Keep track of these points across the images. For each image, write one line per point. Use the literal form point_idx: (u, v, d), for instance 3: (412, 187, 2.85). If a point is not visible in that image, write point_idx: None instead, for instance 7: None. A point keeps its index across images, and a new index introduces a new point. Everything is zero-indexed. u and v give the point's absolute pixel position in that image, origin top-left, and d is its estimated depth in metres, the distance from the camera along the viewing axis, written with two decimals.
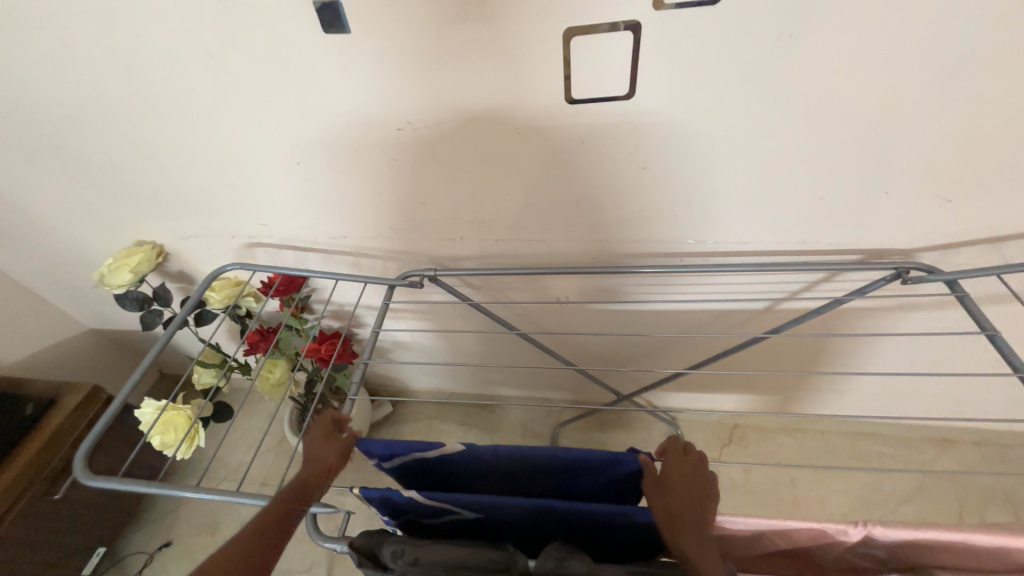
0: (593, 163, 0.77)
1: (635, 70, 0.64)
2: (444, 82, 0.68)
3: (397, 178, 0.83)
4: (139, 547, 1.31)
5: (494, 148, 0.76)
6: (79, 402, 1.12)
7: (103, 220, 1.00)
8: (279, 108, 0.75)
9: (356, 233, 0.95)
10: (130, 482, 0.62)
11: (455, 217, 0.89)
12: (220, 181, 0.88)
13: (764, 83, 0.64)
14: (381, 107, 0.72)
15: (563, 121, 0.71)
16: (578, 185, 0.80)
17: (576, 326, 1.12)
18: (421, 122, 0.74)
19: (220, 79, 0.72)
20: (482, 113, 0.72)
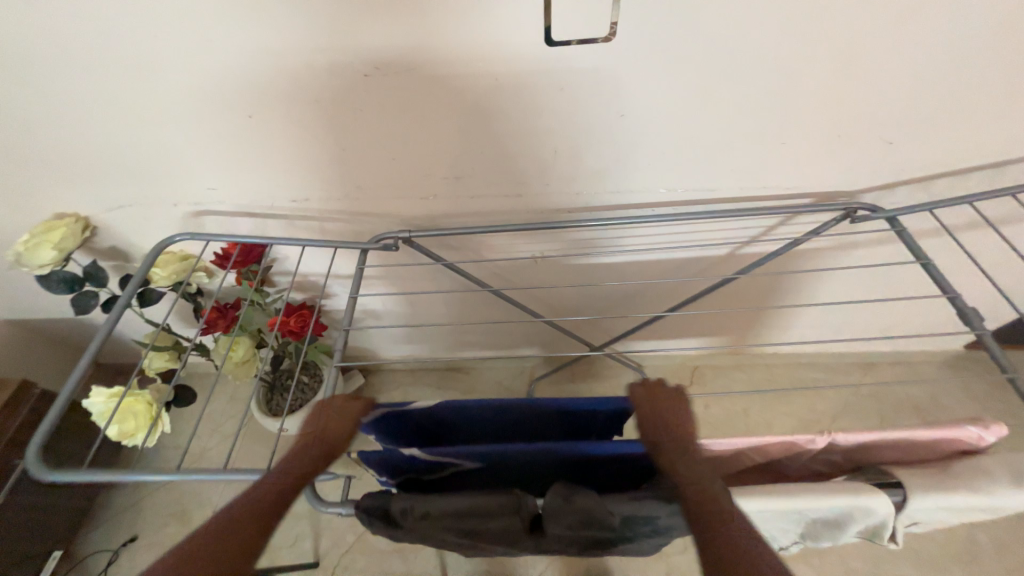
0: (569, 112, 0.75)
1: (616, 8, 0.62)
2: (414, 24, 0.63)
3: (363, 132, 0.77)
4: (100, 546, 1.22)
5: (468, 96, 0.72)
6: (6, 402, 1.01)
7: (9, 189, 0.86)
8: (222, 51, 0.66)
9: (320, 194, 0.88)
10: (95, 472, 0.57)
11: (426, 174, 0.85)
12: (155, 139, 0.78)
13: (740, 26, 0.65)
14: (343, 48, 0.65)
15: (541, 66, 0.68)
16: (555, 135, 0.79)
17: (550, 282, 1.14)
18: (387, 68, 0.68)
19: (144, 16, 0.61)
20: (455, 59, 0.67)
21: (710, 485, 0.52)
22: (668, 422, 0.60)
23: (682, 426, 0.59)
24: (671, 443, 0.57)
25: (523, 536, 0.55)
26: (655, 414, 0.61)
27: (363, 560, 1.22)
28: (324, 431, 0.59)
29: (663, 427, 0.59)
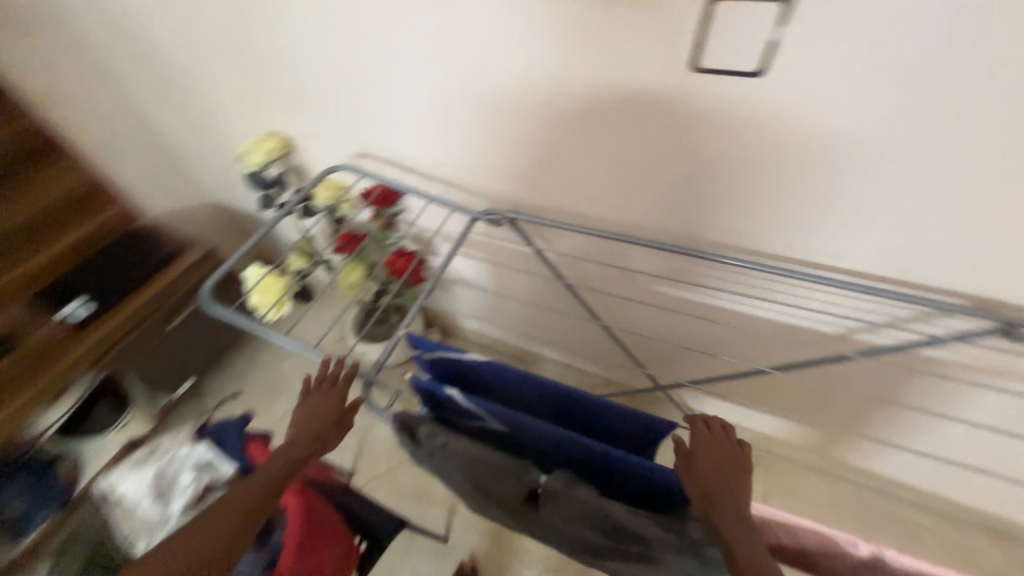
0: (697, 144, 0.74)
1: (775, 53, 0.59)
2: (572, 34, 0.69)
3: (504, 119, 0.86)
4: (215, 390, 1.55)
5: (601, 109, 0.76)
6: (199, 259, 1.30)
7: (251, 104, 1.15)
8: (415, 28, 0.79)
9: (455, 163, 1.01)
10: (237, 315, 0.76)
11: (545, 167, 0.91)
12: (351, 89, 0.97)
13: (921, 96, 0.57)
14: (507, 45, 0.74)
15: (679, 95, 0.69)
16: (676, 163, 0.78)
17: (634, 302, 1.13)
18: (537, 69, 0.75)
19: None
20: (599, 69, 0.71)
21: (758, 557, 0.47)
22: (723, 470, 0.54)
23: (736, 479, 0.53)
24: (720, 497, 0.51)
25: (516, 499, 0.59)
26: (710, 456, 0.55)
27: (384, 489, 1.35)
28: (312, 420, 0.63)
29: (713, 475, 0.53)
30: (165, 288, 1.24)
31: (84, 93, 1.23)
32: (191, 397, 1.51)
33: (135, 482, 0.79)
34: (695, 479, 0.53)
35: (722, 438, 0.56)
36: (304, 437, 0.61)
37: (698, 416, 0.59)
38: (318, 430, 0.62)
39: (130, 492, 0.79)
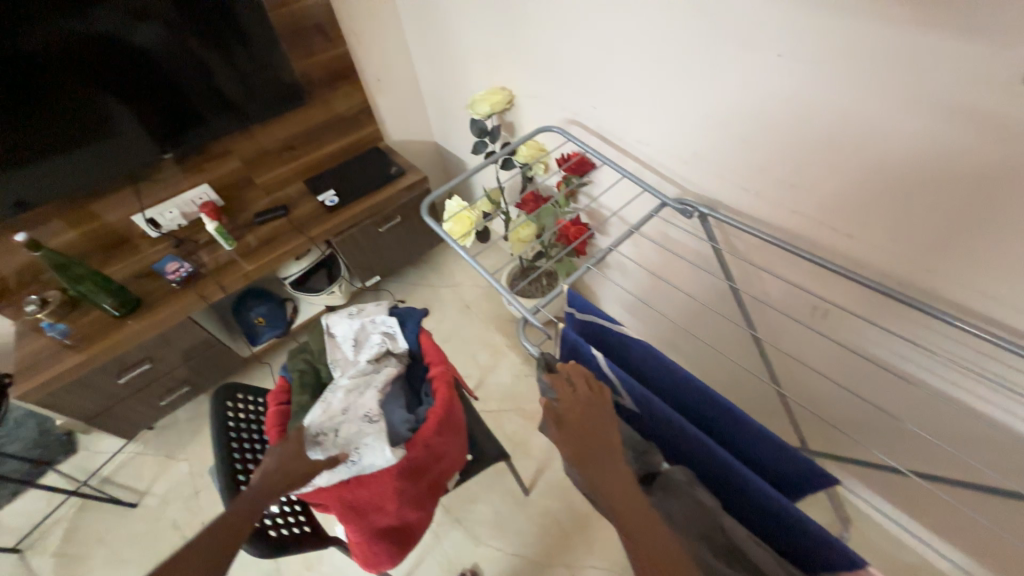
0: (992, 183, 0.58)
1: None
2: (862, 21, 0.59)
3: (732, 110, 0.80)
4: (390, 291, 1.87)
5: (864, 116, 0.65)
6: (413, 181, 1.56)
7: (494, 60, 1.30)
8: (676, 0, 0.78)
9: (660, 146, 0.98)
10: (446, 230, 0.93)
11: (760, 171, 0.82)
12: (587, 57, 1.02)
13: None
14: (772, 28, 0.68)
15: (991, 116, 0.54)
16: (949, 200, 0.62)
17: (813, 346, 0.97)
18: (800, 57, 0.67)
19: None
20: (885, 67, 0.60)
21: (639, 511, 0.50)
22: (587, 426, 0.56)
23: (603, 436, 0.55)
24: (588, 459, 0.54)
25: None
26: (578, 415, 0.56)
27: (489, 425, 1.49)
28: (288, 456, 0.62)
29: (583, 436, 0.55)
30: (383, 199, 1.53)
31: (380, 33, 1.54)
32: (373, 290, 1.86)
33: (342, 332, 0.81)
34: (568, 445, 0.55)
35: (576, 392, 0.58)
36: (285, 472, 0.61)
37: (561, 376, 0.59)
38: (300, 468, 0.62)
39: (342, 341, 0.81)
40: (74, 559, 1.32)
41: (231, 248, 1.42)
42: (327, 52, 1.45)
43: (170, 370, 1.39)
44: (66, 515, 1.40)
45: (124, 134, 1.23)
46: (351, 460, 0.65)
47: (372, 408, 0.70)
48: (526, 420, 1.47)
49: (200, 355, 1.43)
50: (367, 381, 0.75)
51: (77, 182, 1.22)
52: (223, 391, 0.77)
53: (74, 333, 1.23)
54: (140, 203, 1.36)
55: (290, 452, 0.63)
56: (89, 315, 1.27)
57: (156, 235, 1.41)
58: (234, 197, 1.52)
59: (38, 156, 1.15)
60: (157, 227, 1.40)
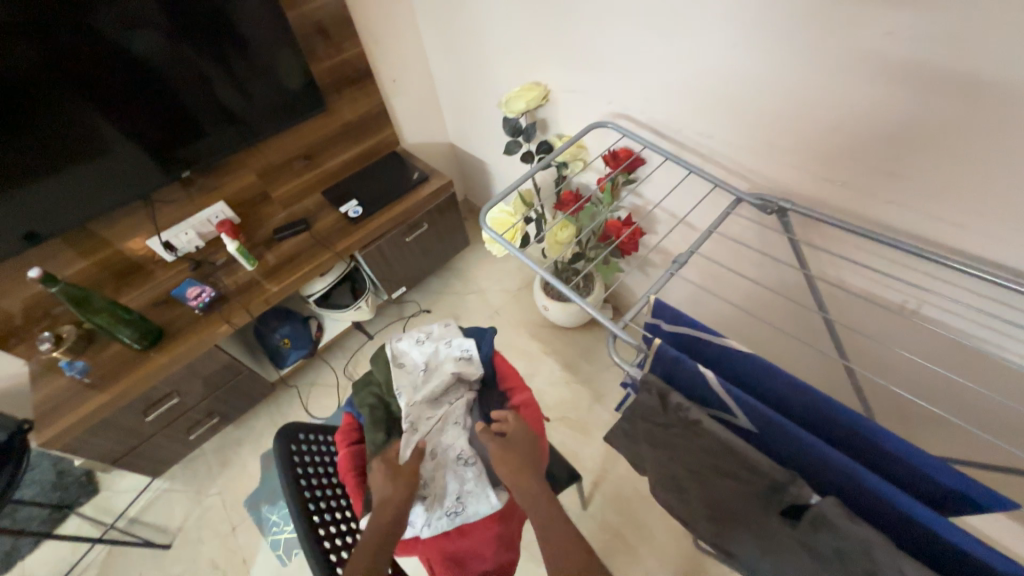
0: None
1: None
2: None
3: (825, 94, 0.74)
4: (414, 302, 1.80)
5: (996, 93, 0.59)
6: (438, 185, 1.48)
7: (524, 55, 1.22)
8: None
9: (727, 138, 0.91)
10: (514, 246, 0.91)
11: (853, 158, 0.76)
12: (640, 47, 0.94)
13: None
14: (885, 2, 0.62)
15: None
16: None
17: (892, 334, 0.89)
18: (920, 32, 0.61)
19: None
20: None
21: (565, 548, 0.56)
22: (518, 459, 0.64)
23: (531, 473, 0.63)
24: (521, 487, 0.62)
25: (769, 518, 0.55)
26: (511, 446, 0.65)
27: None
28: (394, 482, 0.62)
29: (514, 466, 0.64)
30: (409, 207, 1.46)
31: (394, 30, 1.46)
32: (397, 301, 1.78)
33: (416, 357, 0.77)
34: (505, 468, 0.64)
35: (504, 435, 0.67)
36: (399, 494, 0.61)
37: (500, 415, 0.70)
38: (409, 491, 0.63)
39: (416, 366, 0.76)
40: None
41: (253, 268, 1.34)
42: (341, 54, 1.37)
43: (196, 402, 1.31)
44: (95, 562, 1.32)
45: (130, 156, 1.14)
46: (455, 511, 0.67)
47: (464, 448, 0.71)
48: (574, 429, 1.42)
49: (228, 383, 1.35)
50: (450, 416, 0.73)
51: (83, 209, 1.13)
52: (286, 431, 0.69)
53: (95, 370, 1.15)
54: (155, 226, 1.27)
55: (395, 480, 0.63)
56: (109, 350, 1.18)
57: (172, 258, 1.32)
58: (251, 213, 1.44)
59: (41, 183, 1.05)
60: (173, 250, 1.31)
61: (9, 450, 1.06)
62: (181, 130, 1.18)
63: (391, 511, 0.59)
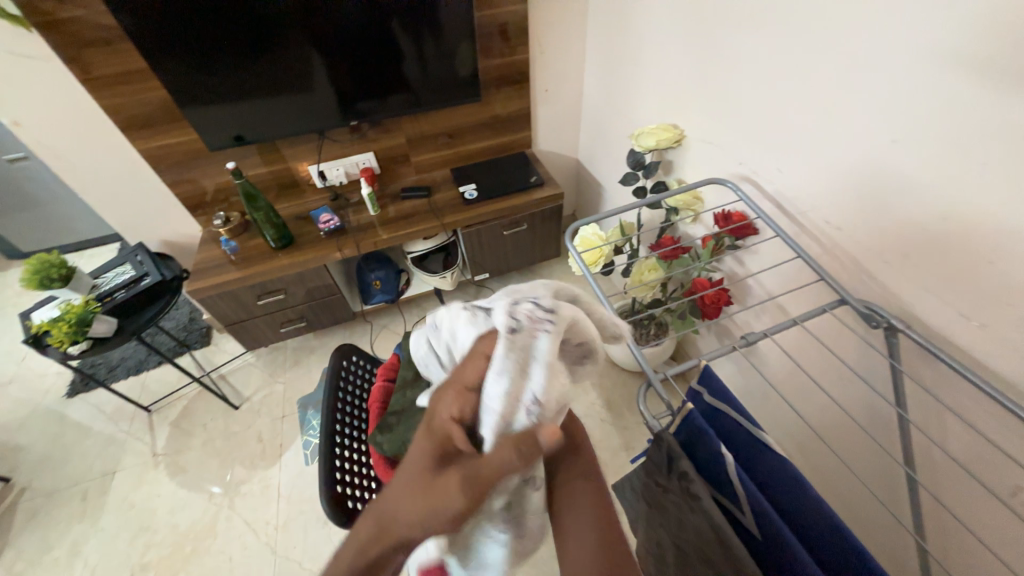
0: None
1: None
2: None
3: (979, 221, 0.64)
4: (491, 290, 1.91)
5: None
6: (550, 194, 1.56)
7: (671, 97, 1.24)
8: (950, 75, 0.63)
9: (854, 234, 0.83)
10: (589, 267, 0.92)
11: (1005, 302, 0.63)
12: (787, 116, 0.90)
13: None
14: None
15: None
16: None
17: (987, 517, 0.74)
18: None
19: (922, 18, 0.64)
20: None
21: None
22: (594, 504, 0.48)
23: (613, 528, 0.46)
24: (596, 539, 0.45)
25: None
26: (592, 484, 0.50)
27: None
28: (415, 507, 0.41)
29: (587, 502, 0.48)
30: (518, 204, 1.55)
31: (562, 44, 1.55)
32: (477, 284, 1.91)
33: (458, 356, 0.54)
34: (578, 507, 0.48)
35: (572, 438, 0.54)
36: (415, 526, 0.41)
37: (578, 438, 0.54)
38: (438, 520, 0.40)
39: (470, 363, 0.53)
40: (183, 434, 1.56)
41: (375, 214, 1.55)
42: (509, 56, 1.51)
43: (296, 304, 1.56)
44: (188, 394, 1.66)
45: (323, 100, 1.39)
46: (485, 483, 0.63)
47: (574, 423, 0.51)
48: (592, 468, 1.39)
49: (322, 299, 1.58)
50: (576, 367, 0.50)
51: (276, 129, 1.40)
52: (343, 350, 0.83)
53: (240, 252, 1.44)
54: (319, 156, 1.54)
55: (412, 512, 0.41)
56: (255, 240, 1.48)
57: (320, 185, 1.59)
58: (390, 169, 1.66)
59: (258, 102, 1.33)
60: (324, 178, 1.57)
61: (169, 287, 1.36)
62: (363, 90, 1.41)
63: (369, 545, 0.42)
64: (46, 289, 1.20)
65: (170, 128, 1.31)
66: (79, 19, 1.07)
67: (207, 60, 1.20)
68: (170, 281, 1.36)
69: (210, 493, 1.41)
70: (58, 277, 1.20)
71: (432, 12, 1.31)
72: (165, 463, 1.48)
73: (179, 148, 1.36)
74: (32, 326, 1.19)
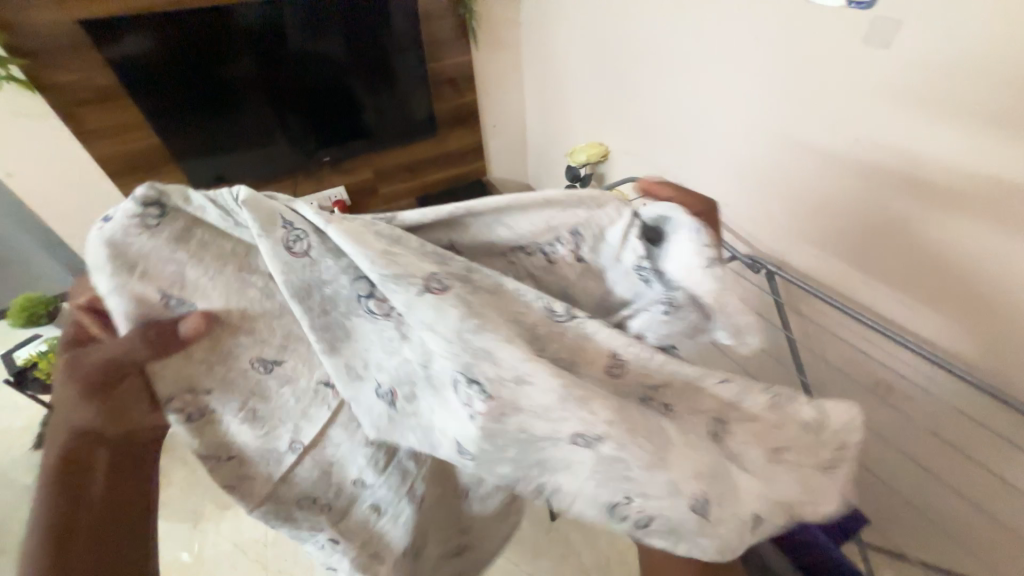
0: None
1: None
2: (915, 117, 0.67)
3: (803, 181, 0.88)
4: None
5: (924, 197, 0.70)
6: None
7: (593, 121, 1.50)
8: (763, 81, 0.88)
9: (735, 207, 1.07)
10: None
11: (842, 241, 0.85)
12: (675, 125, 1.16)
13: None
14: (840, 113, 0.77)
15: None
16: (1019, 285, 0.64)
17: (870, 413, 0.94)
18: (870, 142, 0.74)
19: (739, 46, 0.90)
20: (998, 146, 0.60)
21: None
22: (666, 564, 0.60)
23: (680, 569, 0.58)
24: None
25: None
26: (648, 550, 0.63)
27: None
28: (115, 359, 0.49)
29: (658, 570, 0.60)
30: None
31: (503, 87, 1.82)
32: None
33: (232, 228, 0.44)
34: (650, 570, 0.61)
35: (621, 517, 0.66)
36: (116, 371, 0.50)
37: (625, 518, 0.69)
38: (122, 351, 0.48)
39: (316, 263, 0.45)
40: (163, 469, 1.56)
41: None
42: (458, 99, 1.77)
43: None
44: None
45: (295, 142, 1.56)
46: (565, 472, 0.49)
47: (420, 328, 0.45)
48: None
49: None
50: (471, 389, 0.44)
51: (252, 173, 1.56)
52: None
53: None
54: (294, 192, 1.70)
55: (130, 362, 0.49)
56: None
57: None
58: (360, 201, 1.84)
59: (233, 155, 1.50)
60: None
61: None
62: (329, 133, 1.59)
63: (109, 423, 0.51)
64: (32, 327, 1.25)
65: (156, 172, 1.46)
66: (73, 83, 1.24)
67: (190, 113, 1.37)
68: None
69: (193, 522, 1.42)
70: (44, 315, 1.26)
71: (387, 67, 1.53)
72: None
73: (164, 190, 1.49)
74: (17, 363, 1.24)
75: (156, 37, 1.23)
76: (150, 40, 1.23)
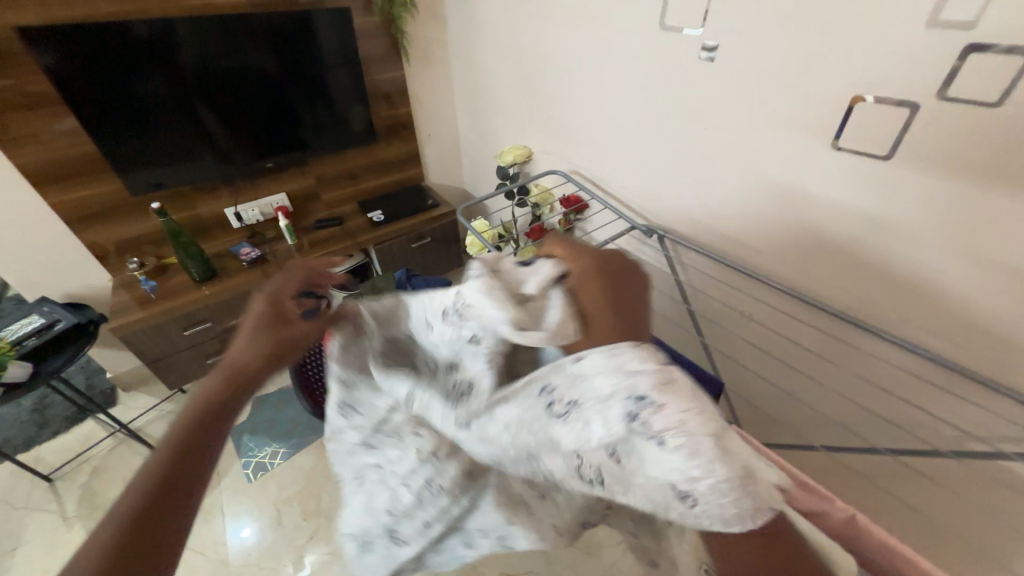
0: (813, 207, 0.86)
1: (900, 138, 0.70)
2: (730, 107, 0.93)
3: (668, 162, 1.13)
4: None
5: (740, 164, 0.96)
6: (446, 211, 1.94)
7: (514, 127, 1.71)
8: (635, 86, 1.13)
9: (625, 189, 1.30)
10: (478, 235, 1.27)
11: (692, 210, 1.10)
12: (576, 125, 1.39)
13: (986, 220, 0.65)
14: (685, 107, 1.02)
15: (820, 156, 0.82)
16: (803, 212, 0.88)
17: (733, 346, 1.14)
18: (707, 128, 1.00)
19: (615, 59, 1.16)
20: (771, 127, 0.87)
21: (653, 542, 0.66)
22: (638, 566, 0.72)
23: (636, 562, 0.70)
24: None
25: None
26: None
27: None
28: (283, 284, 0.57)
29: None
30: (421, 221, 1.90)
31: (433, 100, 1.99)
32: None
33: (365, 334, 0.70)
34: None
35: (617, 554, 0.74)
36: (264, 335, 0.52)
37: None
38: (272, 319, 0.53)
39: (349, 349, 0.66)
40: (98, 491, 1.48)
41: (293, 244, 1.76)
42: (392, 110, 1.91)
43: (220, 332, 1.64)
44: (99, 454, 1.58)
45: (221, 148, 1.58)
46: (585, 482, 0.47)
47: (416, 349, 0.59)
48: None
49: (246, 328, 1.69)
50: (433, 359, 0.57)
51: (184, 181, 1.57)
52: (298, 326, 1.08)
53: (161, 290, 1.55)
54: (233, 200, 1.72)
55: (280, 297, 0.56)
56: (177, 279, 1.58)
57: (236, 226, 1.76)
58: (302, 207, 1.90)
59: (166, 166, 1.52)
60: (240, 219, 1.75)
61: (86, 330, 1.40)
62: (261, 140, 1.65)
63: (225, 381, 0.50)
64: None
65: (83, 181, 1.44)
66: (4, 88, 1.25)
67: (120, 120, 1.39)
68: (86, 324, 1.41)
69: None
70: None
71: (316, 78, 1.64)
72: (82, 522, 1.40)
73: (96, 200, 1.48)
74: None
75: (81, 46, 1.25)
76: (65, 54, 1.24)
